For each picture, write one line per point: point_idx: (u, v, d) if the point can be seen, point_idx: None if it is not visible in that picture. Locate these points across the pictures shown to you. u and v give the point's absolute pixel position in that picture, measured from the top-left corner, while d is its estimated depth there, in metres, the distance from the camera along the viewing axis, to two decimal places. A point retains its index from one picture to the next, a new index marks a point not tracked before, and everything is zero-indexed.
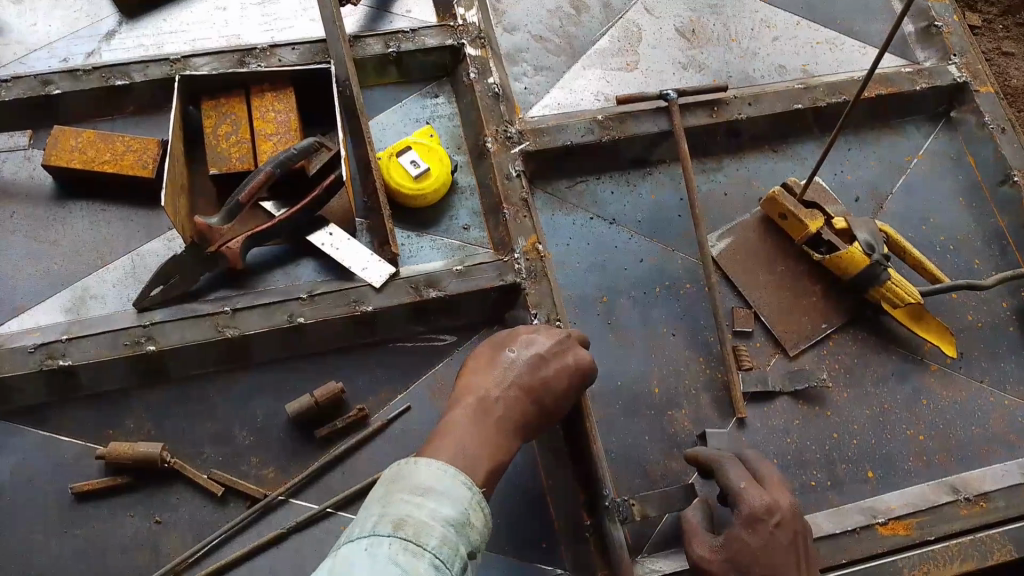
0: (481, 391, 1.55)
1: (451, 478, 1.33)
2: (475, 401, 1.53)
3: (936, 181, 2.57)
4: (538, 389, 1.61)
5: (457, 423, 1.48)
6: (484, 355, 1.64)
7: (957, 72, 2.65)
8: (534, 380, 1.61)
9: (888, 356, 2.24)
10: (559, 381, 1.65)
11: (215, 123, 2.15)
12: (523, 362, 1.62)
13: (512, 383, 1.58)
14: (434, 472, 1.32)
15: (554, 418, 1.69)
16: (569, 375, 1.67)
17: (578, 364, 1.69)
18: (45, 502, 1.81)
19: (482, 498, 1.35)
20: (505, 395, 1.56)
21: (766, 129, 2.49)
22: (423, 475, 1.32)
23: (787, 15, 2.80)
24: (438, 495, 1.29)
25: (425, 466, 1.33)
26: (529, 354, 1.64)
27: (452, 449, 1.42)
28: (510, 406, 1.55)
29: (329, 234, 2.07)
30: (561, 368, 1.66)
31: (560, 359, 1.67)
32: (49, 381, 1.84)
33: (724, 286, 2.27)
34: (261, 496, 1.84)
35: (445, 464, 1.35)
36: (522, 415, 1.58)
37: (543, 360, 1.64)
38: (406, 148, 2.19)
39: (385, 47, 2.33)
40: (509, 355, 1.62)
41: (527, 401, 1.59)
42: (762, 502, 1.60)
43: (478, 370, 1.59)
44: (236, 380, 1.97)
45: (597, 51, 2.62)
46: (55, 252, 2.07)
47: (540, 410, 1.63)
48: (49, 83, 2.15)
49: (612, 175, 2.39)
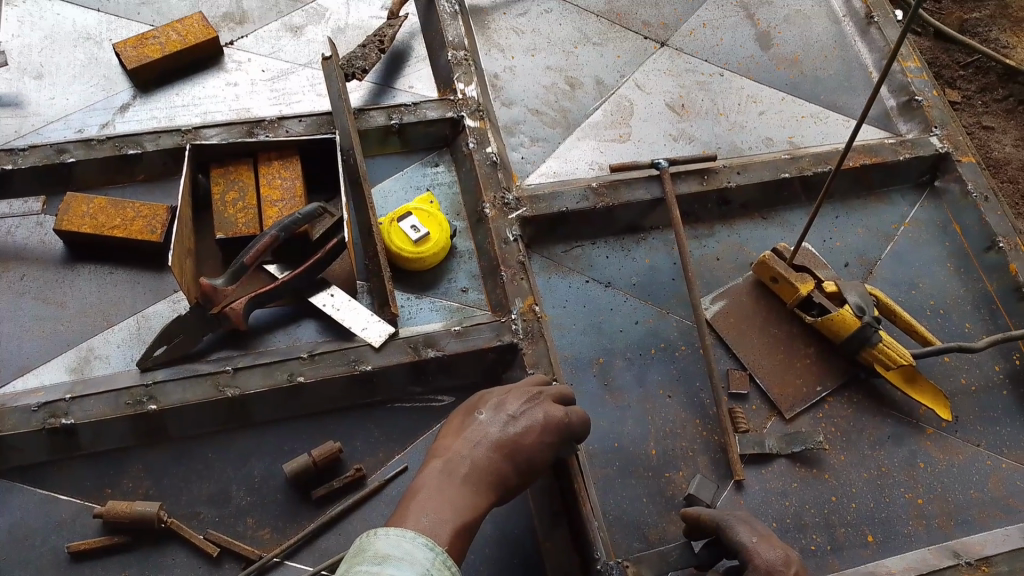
0: (449, 453, 1.56)
1: (409, 543, 1.28)
2: (441, 462, 1.54)
3: (923, 247, 2.64)
4: (510, 445, 1.61)
5: (425, 483, 1.49)
6: (455, 422, 1.66)
7: (938, 143, 2.76)
8: (502, 436, 1.61)
9: (883, 418, 2.26)
10: (529, 435, 1.64)
11: (223, 189, 2.23)
12: (491, 422, 1.63)
13: (480, 442, 1.59)
14: (391, 540, 1.27)
15: (534, 475, 1.67)
16: (539, 427, 1.66)
17: (548, 416, 1.68)
18: (38, 563, 1.79)
19: (446, 559, 1.30)
20: (473, 453, 1.56)
21: (756, 197, 2.58)
22: (380, 545, 1.26)
23: (772, 91, 2.93)
24: (398, 561, 1.23)
25: (381, 535, 1.28)
26: (498, 414, 1.65)
27: (420, 508, 1.41)
28: (476, 462, 1.55)
29: (330, 296, 2.12)
30: (531, 423, 1.66)
31: (530, 416, 1.67)
32: (48, 440, 1.85)
33: (718, 348, 2.31)
34: (256, 556, 1.83)
35: (403, 530, 1.31)
36: (496, 472, 1.57)
37: (512, 419, 1.64)
38: (408, 214, 2.26)
39: (388, 119, 2.43)
40: (478, 418, 1.64)
41: (498, 458, 1.59)
42: (776, 555, 1.61)
43: (448, 437, 1.62)
44: (235, 440, 1.98)
45: (591, 124, 2.74)
46: (61, 313, 2.12)
47: (514, 466, 1.61)
48: (65, 151, 2.24)
49: (607, 240, 2.46)
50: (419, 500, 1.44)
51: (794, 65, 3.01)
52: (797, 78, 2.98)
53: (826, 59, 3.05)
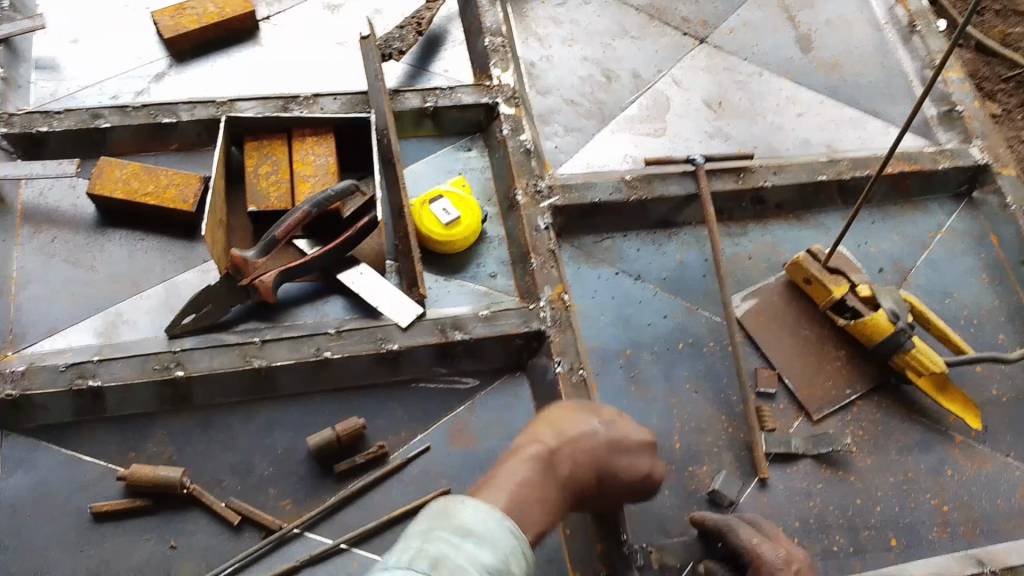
0: (557, 444, 1.47)
1: (494, 521, 1.18)
2: (547, 449, 1.44)
3: (958, 256, 2.60)
4: (599, 472, 1.54)
5: (528, 465, 1.39)
6: (569, 412, 1.56)
7: (978, 154, 2.73)
8: (601, 458, 1.54)
9: (912, 425, 2.22)
10: (620, 471, 1.59)
11: (257, 162, 2.23)
12: (602, 439, 1.55)
13: (584, 450, 1.51)
14: (476, 514, 1.17)
15: (597, 496, 1.60)
16: (634, 470, 1.60)
17: (643, 466, 1.63)
18: (58, 521, 1.79)
19: (525, 549, 1.19)
20: (576, 457, 1.48)
21: (791, 198, 2.55)
22: (465, 516, 1.17)
23: (810, 93, 2.90)
24: (478, 539, 1.13)
25: (470, 506, 1.19)
26: (611, 436, 1.57)
27: (521, 487, 1.32)
28: (573, 471, 1.46)
29: (359, 273, 2.10)
30: (630, 461, 1.60)
31: (630, 457, 1.60)
32: (75, 401, 1.86)
33: (747, 346, 2.28)
34: (276, 526, 1.81)
35: (489, 507, 1.21)
36: (578, 484, 1.50)
37: (617, 448, 1.57)
38: (439, 197, 2.25)
39: (423, 102, 2.42)
40: (593, 424, 1.56)
41: (588, 474, 1.51)
42: (777, 555, 1.62)
43: (559, 423, 1.52)
44: (259, 412, 1.97)
45: (626, 117, 2.72)
46: (90, 276, 2.11)
47: (592, 486, 1.54)
48: (99, 116, 2.25)
49: (638, 233, 2.44)
50: (523, 479, 1.35)
51: (833, 69, 2.98)
52: (836, 82, 2.95)
53: (866, 64, 3.02)
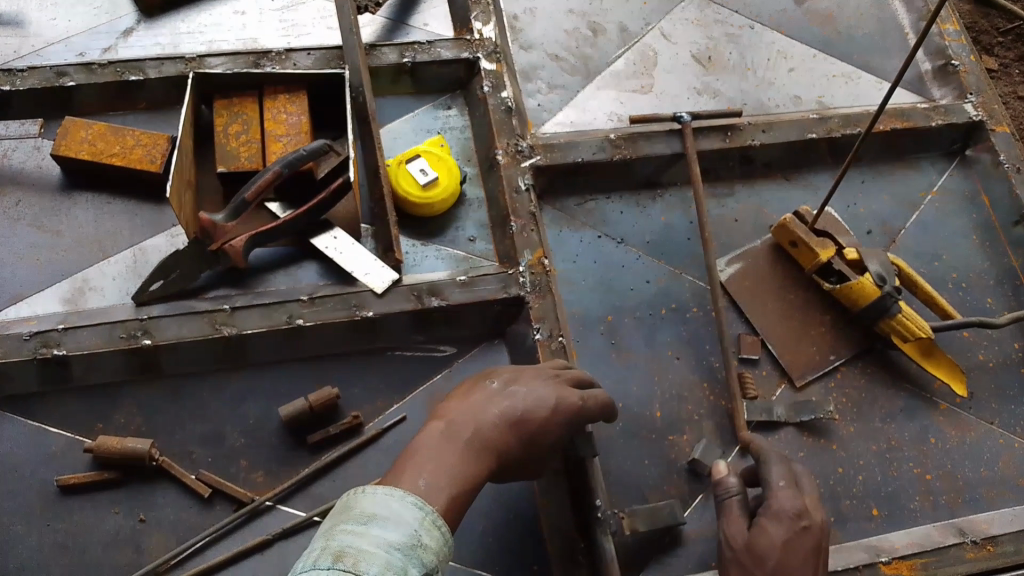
0: (453, 416, 1.45)
1: (397, 502, 1.20)
2: (443, 425, 1.43)
3: (950, 217, 2.54)
4: (518, 422, 1.49)
5: (428, 443, 1.39)
6: (467, 386, 1.56)
7: (973, 110, 2.65)
8: (511, 409, 1.49)
9: (897, 391, 2.19)
10: (543, 412, 1.53)
11: (226, 121, 2.14)
12: (504, 394, 1.52)
13: (488, 409, 1.48)
14: (379, 498, 1.19)
15: (536, 454, 1.55)
16: (552, 407, 1.54)
17: (562, 401, 1.57)
18: (27, 494, 1.77)
19: (435, 518, 1.22)
20: (479, 419, 1.45)
21: (780, 157, 2.48)
22: (367, 503, 1.18)
23: (803, 48, 2.80)
24: (383, 521, 1.15)
25: (369, 494, 1.20)
26: (512, 386, 1.54)
27: (415, 469, 1.32)
28: (479, 430, 1.43)
29: (333, 238, 2.04)
30: (544, 400, 1.54)
31: (545, 394, 1.56)
32: (40, 370, 1.82)
33: (731, 311, 2.24)
34: (248, 499, 1.79)
35: (390, 489, 1.23)
36: (500, 445, 1.46)
37: (527, 393, 1.53)
38: (417, 157, 2.17)
39: (400, 57, 2.33)
40: (490, 386, 1.54)
41: (505, 431, 1.47)
42: (794, 502, 1.58)
43: (458, 398, 1.52)
44: (232, 380, 1.93)
45: (613, 73, 2.62)
46: (57, 241, 2.05)
47: (517, 438, 1.48)
48: (64, 75, 2.16)
49: (622, 195, 2.37)
50: (419, 459, 1.35)
51: (828, 22, 2.87)
52: (830, 35, 2.84)
53: (862, 16, 2.91)
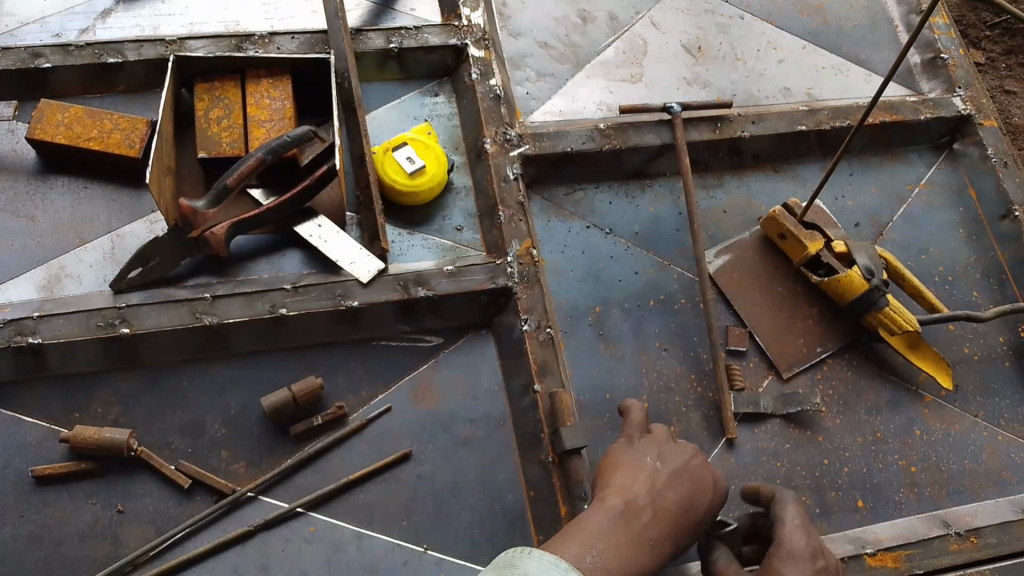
0: (629, 494, 1.44)
1: (562, 574, 1.16)
2: (620, 503, 1.41)
3: (937, 210, 2.55)
4: (685, 507, 1.50)
5: (605, 518, 1.38)
6: (631, 457, 1.54)
7: (960, 104, 2.65)
8: (682, 490, 1.50)
9: (883, 383, 2.19)
10: (705, 495, 1.55)
11: (207, 105, 2.09)
12: (672, 472, 1.52)
13: (660, 493, 1.47)
14: (544, 566, 1.15)
15: (693, 536, 1.57)
16: (712, 489, 1.57)
17: (718, 484, 1.60)
18: (1, 485, 1.72)
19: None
20: (653, 503, 1.45)
21: (769, 149, 2.47)
22: (530, 569, 1.15)
23: (793, 39, 2.78)
24: None
25: (534, 558, 1.16)
26: (675, 465, 1.54)
27: (585, 543, 1.32)
28: (653, 517, 1.42)
29: (317, 226, 2.01)
30: (708, 483, 1.57)
31: (705, 477, 1.57)
32: (14, 358, 1.77)
33: (719, 303, 2.22)
34: (229, 491, 1.76)
35: (557, 557, 1.18)
36: (673, 535, 1.45)
37: (689, 475, 1.54)
38: (403, 144, 2.13)
39: (387, 42, 2.29)
40: (655, 462, 1.53)
41: (675, 519, 1.46)
42: (807, 544, 1.55)
43: (623, 471, 1.50)
44: (211, 370, 1.89)
45: (602, 62, 2.59)
46: (31, 226, 2.00)
47: (686, 523, 1.49)
48: (39, 56, 2.10)
49: (611, 185, 2.35)
50: (593, 535, 1.33)
51: (818, 13, 2.86)
52: (820, 27, 2.83)
53: (852, 8, 2.89)
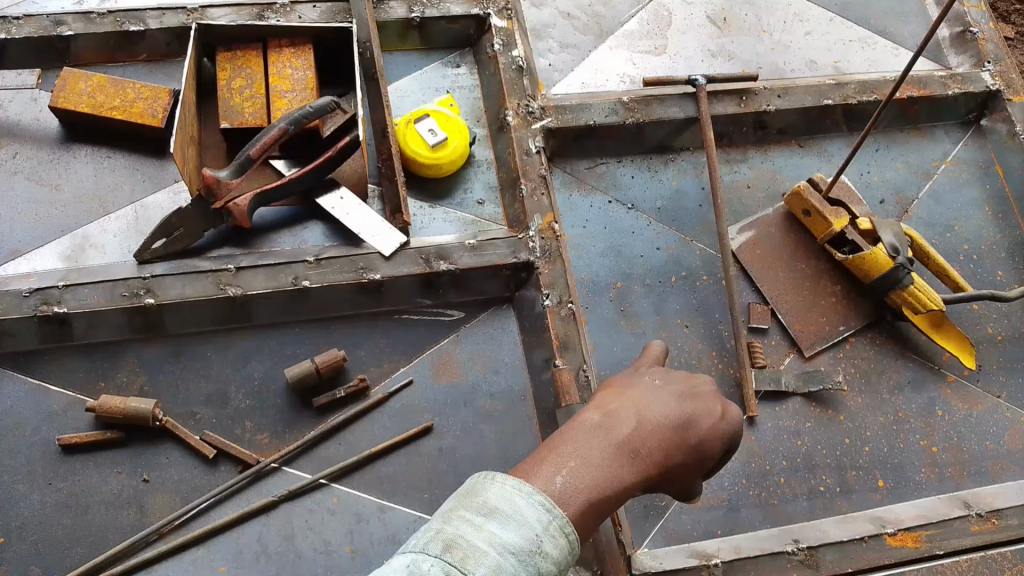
0: (612, 407, 1.30)
1: (525, 500, 1.11)
2: (601, 416, 1.28)
3: (963, 188, 2.51)
4: (682, 428, 1.33)
5: (584, 428, 1.26)
6: (623, 378, 1.40)
7: (990, 79, 2.60)
8: (680, 407, 1.34)
9: (905, 362, 2.18)
10: (709, 419, 1.37)
11: (230, 75, 2.07)
12: (668, 391, 1.36)
13: (650, 409, 1.32)
14: (506, 492, 1.11)
15: (698, 470, 1.38)
16: (720, 415, 1.39)
17: (729, 412, 1.41)
18: (30, 452, 1.75)
19: (563, 523, 1.12)
20: (639, 419, 1.29)
21: (795, 123, 2.43)
22: (492, 494, 1.10)
23: (821, 11, 2.72)
24: (504, 519, 1.08)
25: (498, 482, 1.12)
26: (673, 385, 1.38)
27: (556, 461, 1.20)
28: (637, 432, 1.27)
29: (340, 198, 2.00)
30: (712, 406, 1.39)
31: (708, 400, 1.39)
32: (41, 327, 1.79)
33: (741, 280, 2.21)
34: (253, 461, 1.78)
35: (523, 483, 1.13)
36: (664, 455, 1.29)
37: (690, 395, 1.37)
38: (425, 116, 2.12)
39: (409, 12, 2.26)
40: (651, 380, 1.38)
41: (667, 440, 1.30)
42: None
43: (614, 390, 1.35)
44: (235, 341, 1.90)
45: (626, 33, 2.55)
46: (55, 196, 2.00)
47: (683, 442, 1.33)
48: (61, 24, 2.08)
49: (633, 159, 2.33)
50: (566, 448, 1.22)
51: None
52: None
53: None
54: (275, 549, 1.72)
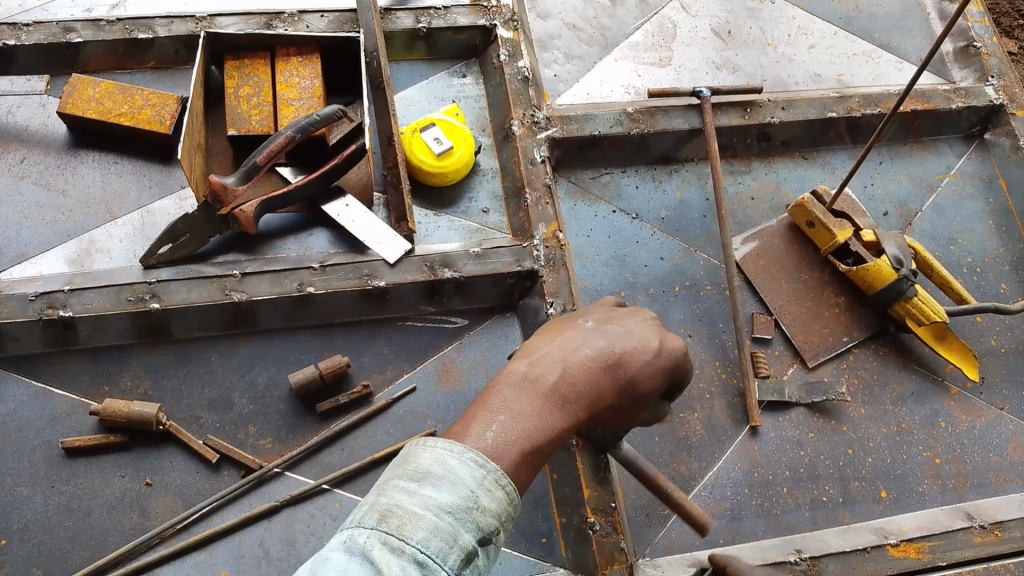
0: (538, 354, 1.27)
1: (456, 458, 1.08)
2: (527, 365, 1.24)
3: (967, 200, 2.52)
4: (612, 366, 1.30)
5: (511, 380, 1.22)
6: (553, 329, 1.37)
7: (993, 94, 2.61)
8: (609, 347, 1.31)
9: (909, 374, 2.18)
10: (642, 354, 1.34)
11: (237, 83, 2.09)
12: (597, 333, 1.33)
13: (579, 352, 1.29)
14: (436, 453, 1.08)
15: (635, 407, 1.36)
16: (655, 350, 1.36)
17: (665, 346, 1.38)
18: (33, 454, 1.75)
19: (499, 476, 1.10)
20: (566, 364, 1.26)
21: (798, 135, 2.44)
22: (423, 458, 1.08)
23: (825, 24, 2.74)
24: (438, 481, 1.05)
25: (429, 445, 1.09)
26: (604, 327, 1.35)
27: (484, 419, 1.16)
28: (565, 377, 1.24)
29: (345, 206, 2.01)
30: (645, 343, 1.35)
31: (640, 337, 1.36)
32: (47, 331, 1.80)
33: (745, 290, 2.22)
34: (256, 466, 1.78)
35: (453, 442, 1.11)
36: (595, 395, 1.27)
37: (621, 334, 1.34)
38: (431, 125, 2.13)
39: (416, 22, 2.28)
40: (581, 325, 1.35)
41: (597, 380, 1.28)
42: None
43: (544, 339, 1.32)
44: (240, 347, 1.91)
45: (631, 44, 2.57)
46: (62, 200, 2.01)
47: (614, 381, 1.30)
48: (71, 30, 2.11)
49: (638, 169, 2.34)
50: (495, 402, 1.18)
51: None
52: (852, 13, 2.78)
53: None
54: (276, 554, 1.72)
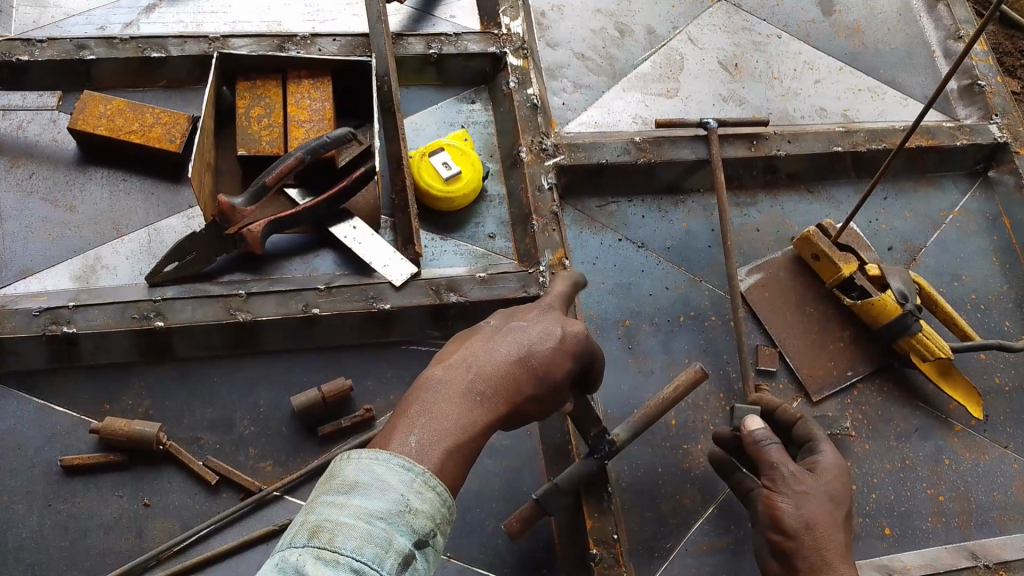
0: (450, 360, 1.37)
1: (382, 466, 1.14)
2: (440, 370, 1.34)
3: (971, 237, 2.52)
4: (522, 359, 1.40)
5: (430, 386, 1.32)
6: (466, 336, 1.48)
7: (997, 132, 2.63)
8: (516, 343, 1.42)
9: (913, 411, 2.17)
10: (547, 343, 1.45)
11: (248, 104, 2.10)
12: (503, 333, 1.45)
13: (489, 351, 1.39)
14: (363, 463, 1.14)
15: (553, 395, 1.46)
16: (560, 338, 1.47)
17: (569, 332, 1.49)
18: (30, 472, 1.73)
19: (428, 478, 1.16)
20: (477, 363, 1.36)
21: (804, 169, 2.46)
22: (349, 470, 1.14)
23: (830, 59, 2.77)
24: (365, 489, 1.10)
25: (354, 459, 1.15)
26: (511, 326, 1.46)
27: (408, 424, 1.24)
28: (477, 374, 1.34)
29: (352, 228, 2.01)
30: (550, 332, 1.46)
31: (546, 328, 1.47)
32: (49, 347, 1.79)
33: (750, 321, 2.21)
34: (255, 488, 1.76)
35: (377, 451, 1.17)
36: (509, 389, 1.37)
37: (526, 328, 1.45)
38: (440, 150, 2.15)
39: (427, 48, 2.30)
40: (490, 330, 1.46)
41: (508, 373, 1.38)
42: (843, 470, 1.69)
43: (458, 347, 1.42)
44: (242, 368, 1.90)
45: (639, 75, 2.59)
46: (69, 217, 2.01)
47: (528, 372, 1.40)
48: (84, 48, 2.12)
49: (644, 199, 2.35)
50: (415, 410, 1.27)
51: (855, 35, 2.85)
52: (857, 49, 2.82)
53: (890, 31, 2.88)
54: None
